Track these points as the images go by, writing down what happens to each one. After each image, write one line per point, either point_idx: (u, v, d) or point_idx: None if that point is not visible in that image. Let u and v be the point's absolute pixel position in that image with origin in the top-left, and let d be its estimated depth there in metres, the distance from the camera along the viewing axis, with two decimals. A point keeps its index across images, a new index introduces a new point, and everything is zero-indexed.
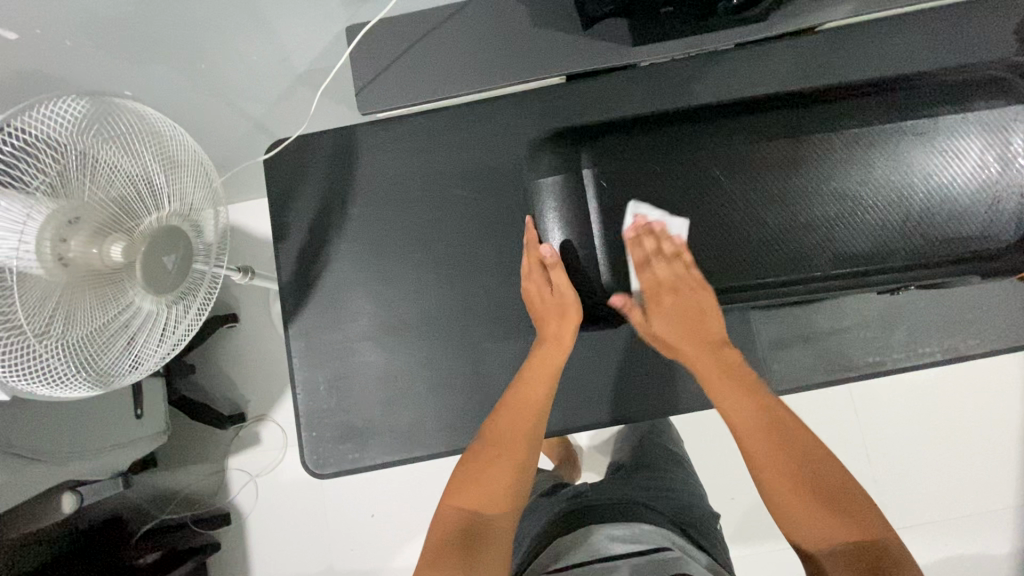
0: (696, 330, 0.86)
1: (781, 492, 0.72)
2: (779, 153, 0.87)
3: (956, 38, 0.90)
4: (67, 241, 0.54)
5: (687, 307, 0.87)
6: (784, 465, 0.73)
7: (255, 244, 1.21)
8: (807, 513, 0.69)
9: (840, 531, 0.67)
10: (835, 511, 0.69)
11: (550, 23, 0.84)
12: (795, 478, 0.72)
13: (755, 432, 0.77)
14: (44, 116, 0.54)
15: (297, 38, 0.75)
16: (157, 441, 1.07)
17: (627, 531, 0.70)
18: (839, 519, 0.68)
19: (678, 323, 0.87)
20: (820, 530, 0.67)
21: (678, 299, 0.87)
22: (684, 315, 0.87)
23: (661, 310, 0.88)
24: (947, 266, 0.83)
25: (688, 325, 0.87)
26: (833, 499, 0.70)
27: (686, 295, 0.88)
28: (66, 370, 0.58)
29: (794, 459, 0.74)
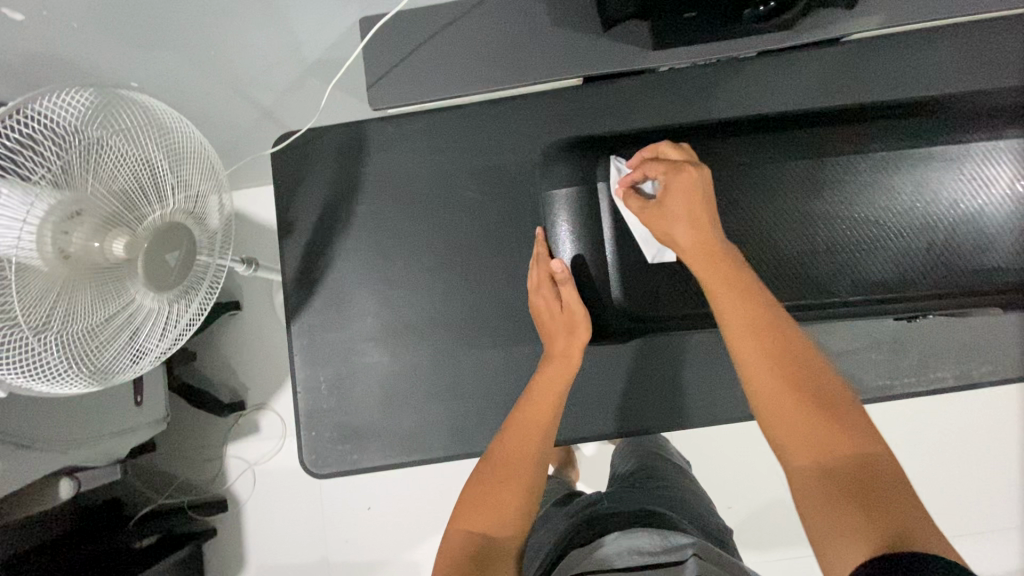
0: (700, 217, 0.77)
1: (772, 394, 0.61)
2: (805, 175, 0.88)
3: (992, 56, 0.87)
4: (68, 234, 0.52)
5: (694, 190, 0.78)
6: (783, 362, 0.63)
7: (260, 233, 1.19)
8: (798, 423, 0.58)
9: (836, 446, 0.56)
10: (832, 423, 0.57)
11: (570, 22, 0.82)
12: (793, 380, 0.61)
13: (754, 328, 0.66)
14: (48, 106, 0.52)
15: (310, 28, 0.72)
16: (160, 427, 1.05)
17: (641, 539, 0.65)
18: (834, 432, 0.57)
19: (684, 207, 0.78)
20: (811, 445, 0.57)
21: (682, 181, 0.79)
22: (692, 199, 0.78)
23: (666, 199, 0.79)
24: (970, 296, 0.85)
25: (693, 209, 0.77)
26: (838, 413, 0.58)
27: (693, 179, 0.79)
28: (64, 366, 0.57)
29: (794, 364, 0.63)
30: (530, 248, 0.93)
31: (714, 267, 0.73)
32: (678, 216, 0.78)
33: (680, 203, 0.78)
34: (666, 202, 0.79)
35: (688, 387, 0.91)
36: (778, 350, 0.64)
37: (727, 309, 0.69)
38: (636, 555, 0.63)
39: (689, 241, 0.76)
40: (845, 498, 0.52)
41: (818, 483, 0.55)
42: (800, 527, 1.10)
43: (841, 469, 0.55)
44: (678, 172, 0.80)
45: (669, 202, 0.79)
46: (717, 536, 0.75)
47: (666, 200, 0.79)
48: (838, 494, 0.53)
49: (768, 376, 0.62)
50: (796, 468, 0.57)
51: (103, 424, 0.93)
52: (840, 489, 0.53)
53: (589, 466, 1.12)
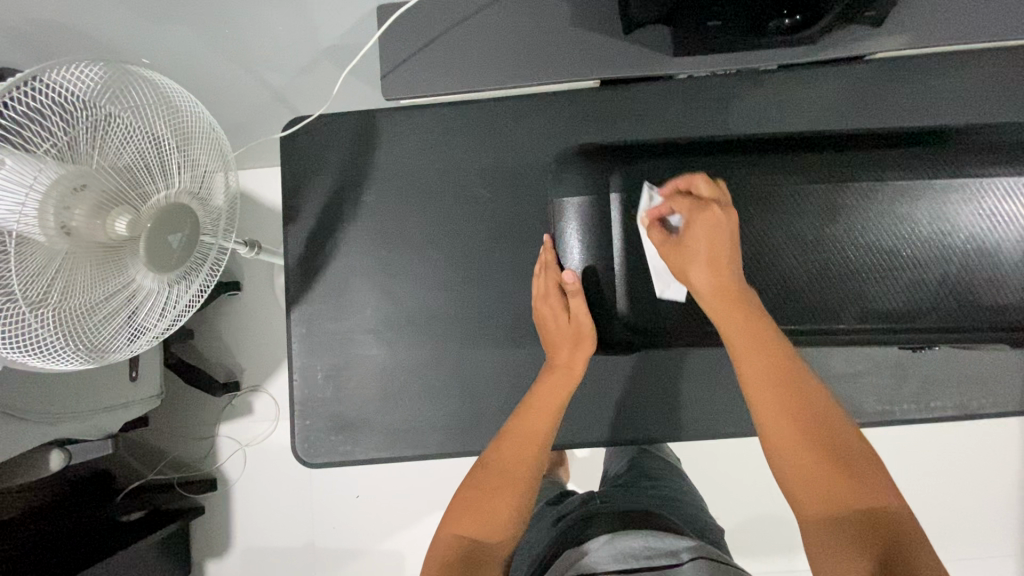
0: (720, 256, 0.77)
1: (788, 443, 0.64)
2: (822, 198, 0.86)
3: (1011, 85, 0.87)
4: (71, 210, 0.51)
5: (717, 231, 0.78)
6: (796, 412, 0.65)
7: (265, 216, 1.18)
8: (812, 472, 0.62)
9: (848, 499, 0.60)
10: (846, 474, 0.61)
11: (591, 24, 0.80)
12: (809, 432, 0.64)
13: (768, 374, 0.68)
14: (60, 80, 0.51)
15: (328, 14, 0.71)
16: (153, 403, 1.05)
17: (634, 543, 0.64)
18: (850, 484, 0.61)
19: (703, 247, 0.78)
20: (826, 495, 0.61)
21: (705, 222, 0.79)
22: (712, 241, 0.78)
23: (688, 237, 0.79)
24: (980, 331, 0.84)
25: (714, 249, 0.78)
26: (850, 465, 0.62)
27: (717, 220, 0.79)
28: (61, 344, 0.56)
29: (808, 413, 0.65)
30: (536, 250, 0.92)
31: (730, 310, 0.74)
32: (698, 255, 0.78)
33: (702, 243, 0.78)
34: (687, 240, 0.79)
35: (686, 401, 0.91)
36: (794, 399, 0.66)
37: (746, 354, 0.71)
38: (629, 558, 0.62)
39: (707, 280, 0.76)
40: (856, 544, 0.58)
41: (828, 531, 0.59)
42: (787, 543, 1.09)
43: (851, 519, 0.59)
44: (701, 210, 0.80)
45: (690, 238, 0.79)
46: (709, 535, 0.75)
47: (688, 237, 0.79)
48: (853, 544, 0.58)
49: (781, 423, 0.65)
50: (809, 513, 0.61)
51: (98, 399, 0.92)
52: (852, 537, 0.58)
53: (580, 468, 1.12)
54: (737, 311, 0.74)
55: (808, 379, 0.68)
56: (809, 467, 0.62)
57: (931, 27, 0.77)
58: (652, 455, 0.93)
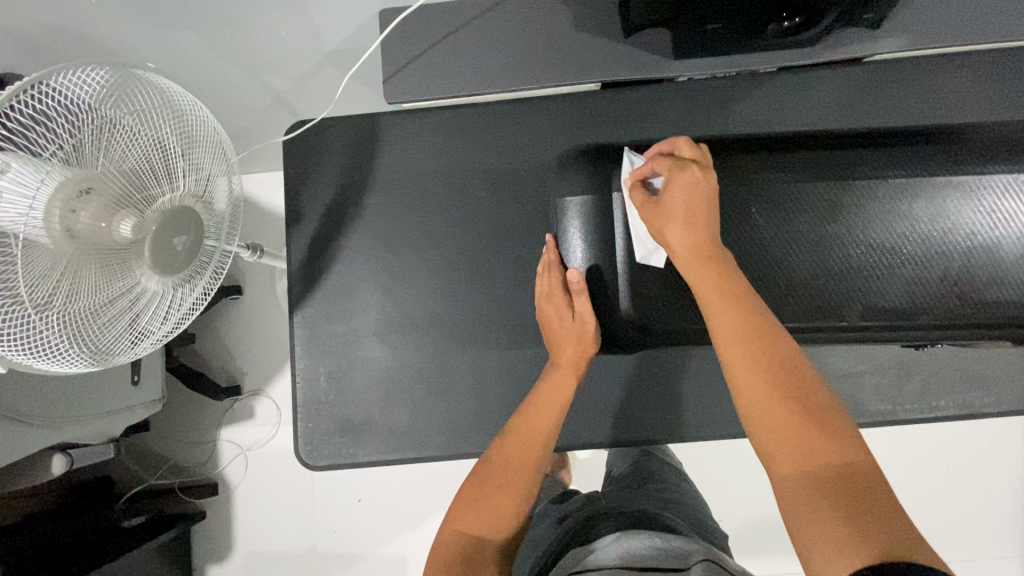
0: (699, 218, 0.75)
1: (761, 403, 0.60)
2: (822, 197, 0.87)
3: (1007, 86, 0.88)
4: (77, 212, 0.51)
5: (695, 189, 0.76)
6: (771, 373, 0.62)
7: (266, 220, 1.19)
8: (785, 431, 0.58)
9: (824, 457, 0.55)
10: (820, 438, 0.57)
11: (592, 26, 0.81)
12: (781, 394, 0.60)
13: (740, 336, 0.65)
14: (66, 84, 0.51)
15: (330, 17, 0.72)
16: (154, 408, 1.05)
17: (643, 542, 0.64)
18: (825, 443, 0.56)
19: (679, 207, 0.76)
20: (797, 456, 0.56)
21: (682, 181, 0.76)
22: (688, 201, 0.76)
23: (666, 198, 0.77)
24: (981, 329, 0.84)
25: (691, 211, 0.76)
26: (828, 429, 0.57)
27: (695, 181, 0.76)
28: (64, 346, 0.56)
29: (784, 375, 0.61)
30: (538, 252, 0.93)
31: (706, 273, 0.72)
32: (676, 217, 0.76)
33: (679, 203, 0.76)
34: (666, 200, 0.78)
35: (688, 401, 0.91)
36: (770, 361, 0.63)
37: (718, 315, 0.68)
38: (636, 555, 0.62)
39: (684, 241, 0.74)
40: (829, 500, 0.52)
41: (799, 493, 0.54)
42: (789, 543, 1.09)
43: (825, 481, 0.54)
44: (680, 170, 0.77)
45: (668, 200, 0.77)
46: (711, 535, 0.75)
47: (665, 198, 0.77)
48: (822, 504, 0.52)
49: (753, 382, 0.62)
50: (782, 475, 0.56)
51: (99, 405, 0.92)
52: (825, 493, 0.53)
53: (583, 470, 1.12)
54: (711, 275, 0.71)
55: (784, 339, 0.64)
56: (784, 428, 0.58)
57: (929, 28, 0.78)
58: (654, 455, 0.94)
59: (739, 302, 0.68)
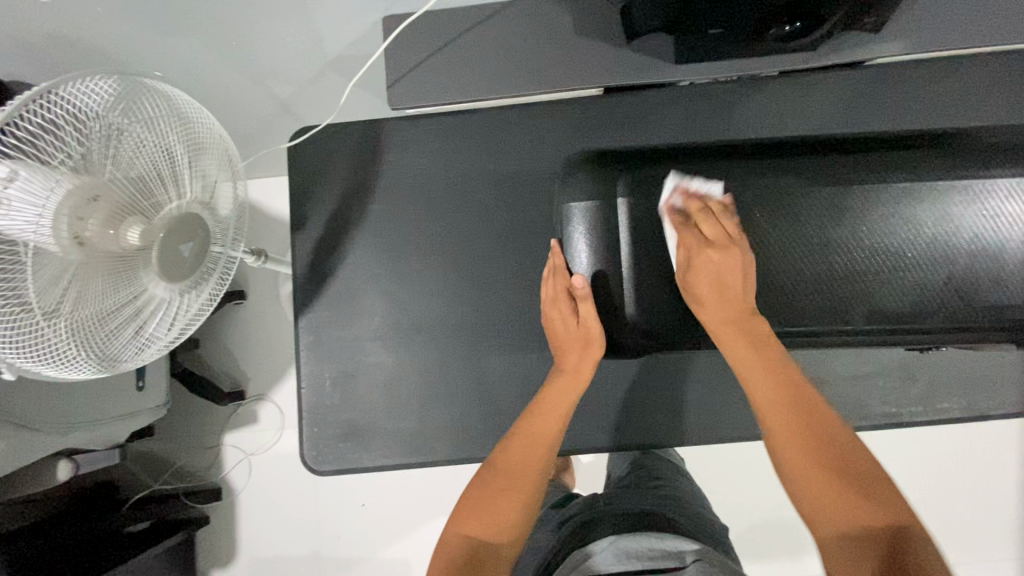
0: (737, 286, 0.80)
1: (807, 473, 0.67)
2: (825, 200, 0.87)
3: (1008, 89, 0.88)
4: (85, 220, 0.52)
5: (725, 267, 0.80)
6: (808, 439, 0.70)
7: (270, 225, 1.19)
8: (830, 498, 0.66)
9: (868, 520, 0.63)
10: (857, 495, 0.65)
11: (594, 32, 0.81)
12: (822, 459, 0.68)
13: (781, 407, 0.72)
14: (74, 93, 0.52)
15: (335, 24, 0.72)
16: (159, 413, 1.05)
17: (639, 546, 0.65)
18: (867, 507, 0.64)
19: (717, 272, 0.79)
20: (836, 514, 0.64)
21: (724, 251, 0.80)
22: (725, 267, 0.80)
23: (704, 261, 0.80)
24: (985, 332, 0.84)
25: (722, 289, 0.80)
26: (866, 487, 0.66)
27: (735, 252, 0.81)
28: (72, 353, 0.56)
29: (822, 443, 0.69)
30: (542, 256, 0.93)
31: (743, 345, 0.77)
32: (714, 284, 0.80)
33: (709, 284, 0.80)
34: (695, 278, 0.81)
35: (693, 405, 0.91)
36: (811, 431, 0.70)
37: (758, 386, 0.75)
38: (632, 559, 0.64)
39: (721, 309, 0.79)
40: (878, 563, 0.61)
41: (844, 547, 0.63)
42: (793, 546, 1.09)
43: (867, 536, 0.63)
44: (721, 237, 0.81)
45: (697, 278, 0.80)
46: (713, 533, 0.75)
47: (695, 278, 0.80)
48: (869, 558, 0.61)
49: (801, 458, 0.68)
50: (825, 534, 0.64)
51: (104, 410, 0.92)
52: (874, 556, 0.61)
53: (586, 473, 1.12)
54: (746, 345, 0.77)
55: (821, 407, 0.72)
56: (830, 498, 0.65)
57: (929, 32, 0.78)
58: (660, 457, 0.93)
59: (776, 371, 0.75)
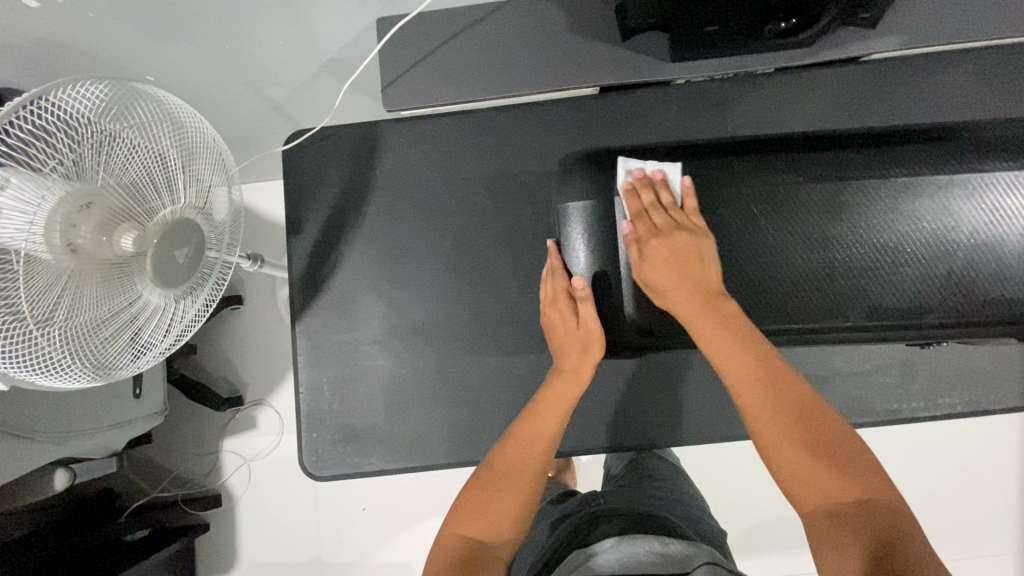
0: (695, 273, 0.82)
1: (776, 436, 0.68)
2: (824, 196, 0.86)
3: (1002, 83, 0.88)
4: (77, 227, 0.51)
5: (678, 255, 0.82)
6: (778, 408, 0.69)
7: (266, 229, 1.18)
8: (802, 465, 0.66)
9: (839, 490, 0.64)
10: (829, 463, 0.65)
11: (589, 30, 0.81)
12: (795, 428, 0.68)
13: (749, 380, 0.72)
14: (65, 98, 0.51)
15: (328, 25, 0.71)
16: (156, 420, 1.04)
17: (643, 549, 0.64)
18: (830, 473, 0.65)
19: (669, 263, 0.82)
20: (816, 489, 0.65)
21: (673, 243, 0.83)
22: (676, 257, 0.82)
23: (654, 255, 0.83)
24: (985, 327, 0.84)
25: (680, 277, 0.81)
26: (837, 455, 0.66)
27: (685, 241, 0.83)
28: (65, 361, 0.55)
29: (795, 412, 0.69)
30: (540, 257, 0.92)
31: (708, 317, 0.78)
32: (668, 273, 0.82)
33: (665, 275, 0.82)
34: (653, 274, 0.83)
35: (692, 403, 0.91)
36: (782, 402, 0.69)
37: (728, 359, 0.74)
38: (636, 559, 0.62)
39: (678, 294, 0.81)
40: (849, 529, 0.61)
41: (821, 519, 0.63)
42: (795, 544, 1.09)
43: (844, 508, 0.63)
44: (669, 229, 0.84)
45: (655, 273, 0.83)
46: (711, 538, 0.74)
47: (653, 274, 0.83)
48: (838, 524, 0.62)
49: (771, 424, 0.69)
50: (803, 503, 0.65)
51: (99, 418, 0.91)
52: (840, 519, 0.62)
53: (587, 473, 1.11)
54: (710, 322, 0.77)
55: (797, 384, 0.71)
56: (801, 468, 0.66)
57: (927, 26, 0.78)
58: (659, 457, 0.92)
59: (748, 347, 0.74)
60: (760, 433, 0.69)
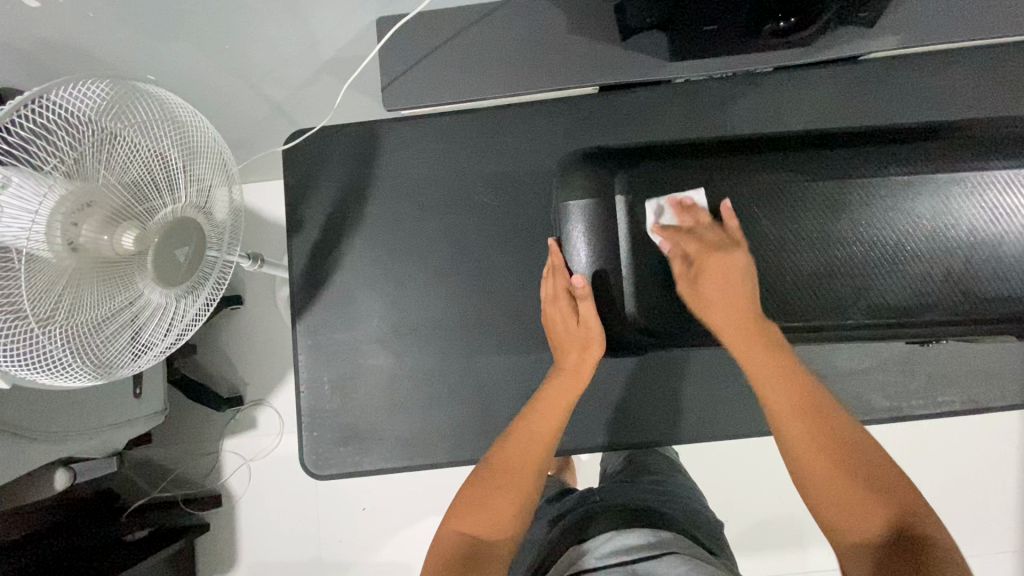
0: (738, 293, 0.81)
1: (816, 466, 0.66)
2: (823, 195, 0.87)
3: (1000, 82, 0.88)
4: (78, 226, 0.51)
5: (726, 274, 0.82)
6: (817, 434, 0.67)
7: (266, 229, 1.18)
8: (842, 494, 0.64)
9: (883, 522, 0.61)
10: (874, 495, 0.63)
11: (588, 30, 0.81)
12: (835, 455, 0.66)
13: (786, 405, 0.70)
14: (66, 97, 0.51)
15: (328, 25, 0.72)
16: (157, 420, 1.04)
17: (633, 541, 0.64)
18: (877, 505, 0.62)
19: (716, 282, 0.82)
20: (857, 520, 0.62)
21: (718, 265, 0.82)
22: (724, 277, 0.82)
23: (702, 282, 0.83)
24: (984, 324, 0.85)
25: (726, 296, 0.81)
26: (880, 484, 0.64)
27: (730, 261, 0.82)
28: (67, 360, 0.56)
29: (834, 438, 0.67)
30: (540, 256, 0.93)
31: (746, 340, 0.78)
32: (715, 297, 0.81)
33: (715, 293, 0.82)
34: (703, 291, 0.83)
35: (692, 402, 0.91)
36: (820, 428, 0.68)
37: (765, 384, 0.73)
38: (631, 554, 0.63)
39: (723, 314, 0.80)
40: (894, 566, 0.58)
41: (863, 551, 0.61)
42: (795, 542, 1.09)
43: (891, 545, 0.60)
44: (711, 250, 0.83)
45: (704, 290, 0.83)
46: (712, 535, 0.74)
47: (702, 290, 0.83)
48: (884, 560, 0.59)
49: (809, 450, 0.67)
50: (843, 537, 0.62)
51: (100, 418, 0.91)
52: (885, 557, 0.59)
53: (587, 472, 1.11)
54: (747, 345, 0.77)
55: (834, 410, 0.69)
56: (845, 499, 0.63)
57: (926, 26, 0.78)
58: (660, 455, 0.92)
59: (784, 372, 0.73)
60: (796, 461, 0.67)
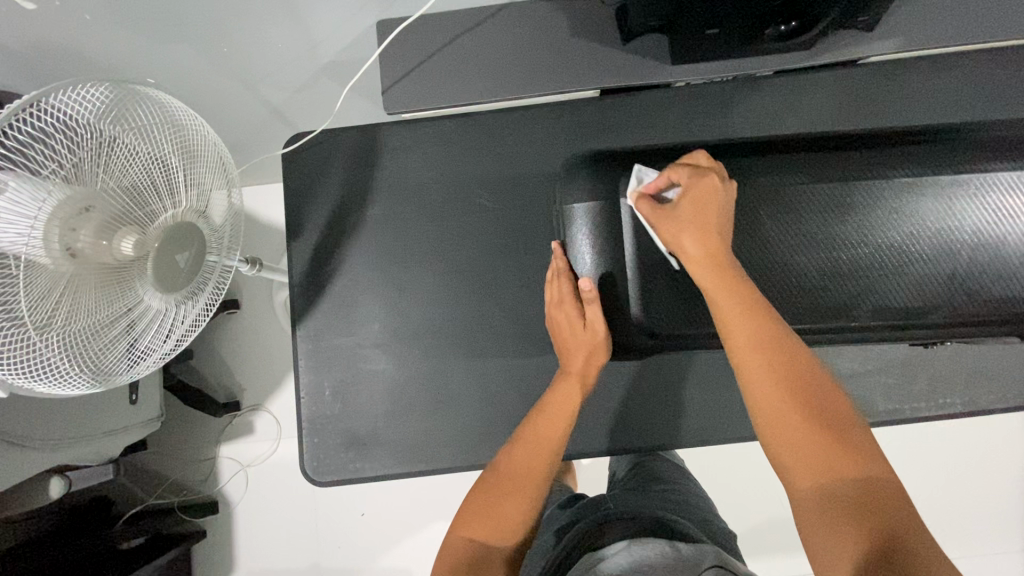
0: (713, 222, 0.75)
1: (778, 410, 0.61)
2: (827, 197, 0.87)
3: (996, 86, 0.89)
4: (77, 231, 0.50)
5: (710, 199, 0.76)
6: (784, 382, 0.63)
7: (264, 233, 1.17)
8: (804, 445, 0.59)
9: (844, 471, 0.57)
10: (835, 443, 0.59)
11: (588, 34, 0.81)
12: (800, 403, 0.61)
13: (750, 348, 0.66)
14: (65, 101, 0.50)
15: (328, 28, 0.71)
16: (153, 427, 1.03)
17: (649, 545, 0.63)
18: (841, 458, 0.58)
19: (696, 207, 0.76)
20: (814, 469, 0.58)
21: (702, 190, 0.76)
22: (704, 205, 0.76)
23: (680, 204, 0.76)
24: (988, 326, 0.85)
25: (705, 220, 0.75)
26: (845, 436, 0.59)
27: (714, 189, 0.76)
28: (65, 367, 0.55)
29: (800, 387, 0.62)
30: (541, 260, 0.92)
31: (719, 278, 0.71)
32: (688, 223, 0.75)
33: (692, 213, 0.75)
34: (680, 208, 0.76)
35: (694, 405, 0.91)
36: (786, 373, 0.63)
37: (733, 325, 0.68)
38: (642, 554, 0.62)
39: (699, 240, 0.74)
40: (849, 516, 0.55)
41: (823, 500, 0.57)
42: (796, 544, 1.09)
43: (847, 494, 0.56)
44: (702, 175, 0.77)
45: (682, 208, 0.76)
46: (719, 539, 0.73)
47: (680, 207, 0.76)
48: (843, 511, 0.56)
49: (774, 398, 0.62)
50: (799, 485, 0.59)
51: (97, 424, 0.90)
52: (844, 507, 0.56)
53: (589, 476, 1.11)
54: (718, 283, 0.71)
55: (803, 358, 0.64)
56: (806, 449, 0.59)
57: (923, 30, 0.79)
58: (663, 458, 0.92)
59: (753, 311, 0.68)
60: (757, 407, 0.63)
